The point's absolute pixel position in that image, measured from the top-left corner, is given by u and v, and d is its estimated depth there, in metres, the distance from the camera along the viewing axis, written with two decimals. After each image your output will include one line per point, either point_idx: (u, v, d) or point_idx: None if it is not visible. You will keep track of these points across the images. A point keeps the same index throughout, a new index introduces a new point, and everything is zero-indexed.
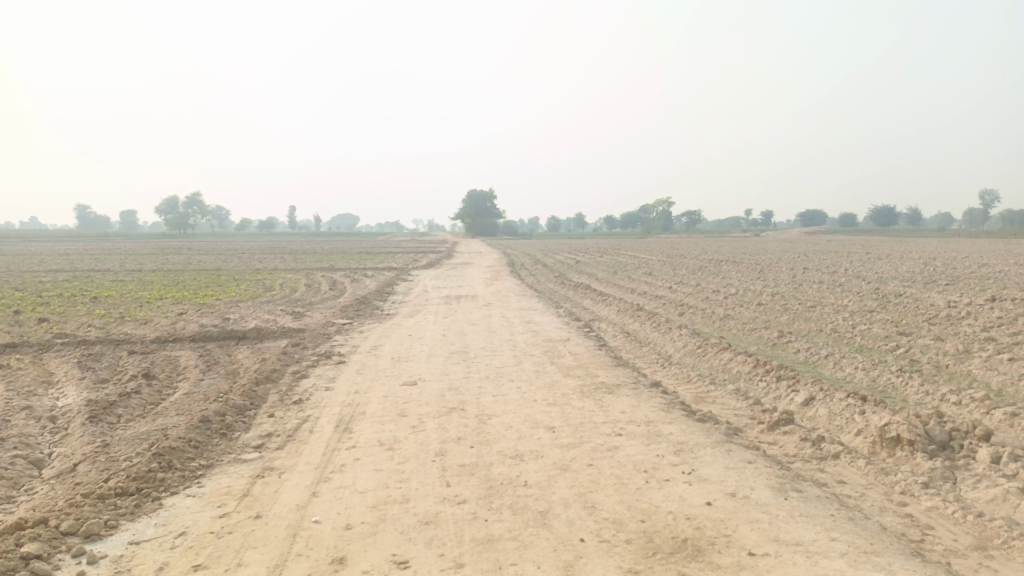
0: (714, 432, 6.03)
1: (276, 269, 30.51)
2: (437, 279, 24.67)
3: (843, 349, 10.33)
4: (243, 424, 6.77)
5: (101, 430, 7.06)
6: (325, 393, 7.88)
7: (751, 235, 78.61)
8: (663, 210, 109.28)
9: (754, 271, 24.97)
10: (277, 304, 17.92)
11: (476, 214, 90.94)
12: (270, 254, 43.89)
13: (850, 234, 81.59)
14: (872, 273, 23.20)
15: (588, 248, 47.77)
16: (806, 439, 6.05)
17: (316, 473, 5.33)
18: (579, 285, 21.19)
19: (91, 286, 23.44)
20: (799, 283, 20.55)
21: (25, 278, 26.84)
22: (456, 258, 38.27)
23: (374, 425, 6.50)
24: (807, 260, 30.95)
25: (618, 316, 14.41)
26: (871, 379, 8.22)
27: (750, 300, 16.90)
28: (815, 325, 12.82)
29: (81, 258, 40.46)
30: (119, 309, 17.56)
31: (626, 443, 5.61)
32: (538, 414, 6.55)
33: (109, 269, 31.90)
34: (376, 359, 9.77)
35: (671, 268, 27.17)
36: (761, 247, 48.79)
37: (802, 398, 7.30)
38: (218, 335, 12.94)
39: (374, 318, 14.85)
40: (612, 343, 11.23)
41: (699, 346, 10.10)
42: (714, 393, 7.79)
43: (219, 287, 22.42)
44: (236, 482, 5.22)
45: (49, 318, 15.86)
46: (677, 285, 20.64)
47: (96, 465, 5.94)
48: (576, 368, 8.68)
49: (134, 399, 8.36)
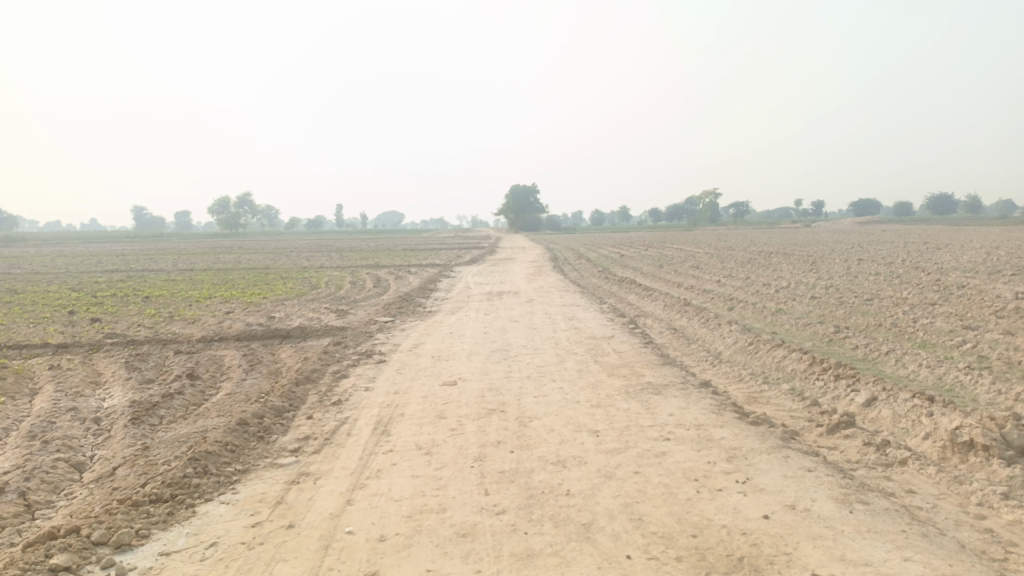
0: (770, 436, 5.67)
1: (322, 267, 30.76)
2: (481, 275, 24.54)
3: (905, 345, 9.79)
4: (281, 427, 6.67)
5: (142, 433, 7.04)
6: (364, 394, 7.74)
7: (801, 226, 76.69)
8: (709, 202, 107.49)
9: (806, 264, 24.19)
10: (321, 302, 17.97)
11: (520, 209, 90.76)
12: (317, 251, 44.41)
13: (905, 223, 79.02)
14: (932, 263, 22.24)
15: (633, 242, 47.12)
16: (870, 444, 5.65)
17: (351, 479, 5.16)
18: (624, 279, 20.80)
19: (144, 286, 23.96)
20: (854, 275, 19.79)
21: (82, 278, 27.62)
22: (500, 253, 38.05)
23: (412, 428, 6.32)
24: (862, 251, 29.95)
25: (665, 312, 14.01)
26: (937, 377, 7.72)
27: (804, 293, 16.26)
28: (873, 319, 12.23)
29: (137, 258, 41.65)
30: (169, 308, 17.86)
31: (675, 448, 5.31)
32: (582, 416, 6.28)
33: (163, 268, 32.67)
34: (416, 358, 9.62)
35: (718, 262, 26.52)
36: (812, 238, 47.41)
37: (863, 399, 6.88)
38: (262, 334, 12.98)
39: (416, 316, 14.73)
40: (658, 340, 10.88)
41: (751, 343, 9.68)
42: (768, 394, 7.41)
43: (266, 286, 22.68)
44: (271, 489, 5.08)
45: (101, 318, 16.18)
46: (726, 279, 20.09)
47: (135, 469, 5.90)
48: (621, 367, 8.37)
49: (177, 400, 8.36)
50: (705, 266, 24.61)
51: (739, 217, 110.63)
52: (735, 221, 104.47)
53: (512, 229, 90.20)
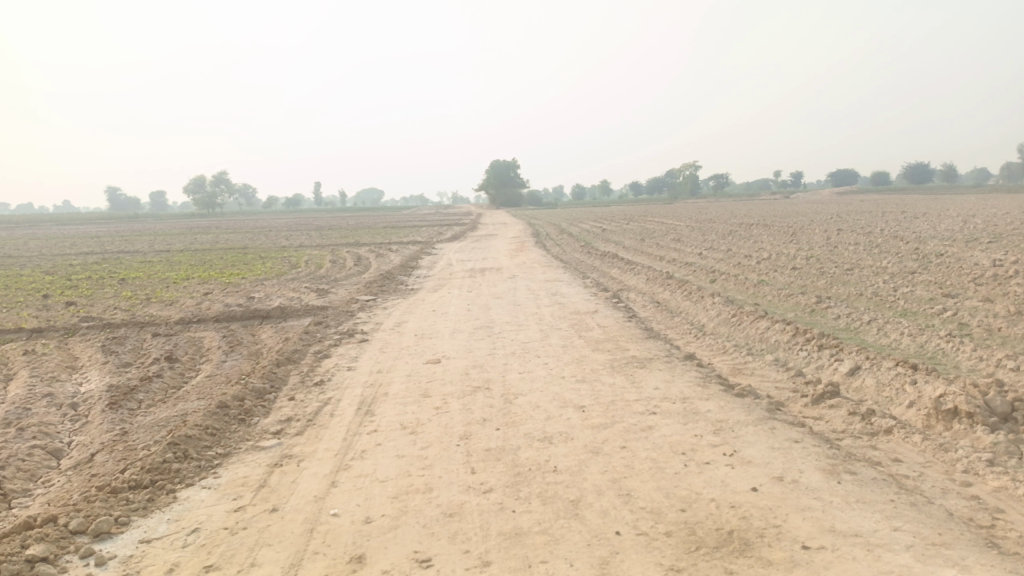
0: (756, 408, 5.66)
1: (302, 246, 30.42)
2: (463, 251, 24.40)
3: (886, 314, 9.84)
4: (262, 409, 6.56)
5: (120, 417, 6.91)
6: (347, 374, 7.64)
7: (781, 198, 77.10)
8: (689, 174, 107.60)
9: (786, 235, 24.26)
10: (301, 282, 17.77)
11: (500, 185, 90.25)
12: (297, 231, 43.93)
13: (883, 193, 79.58)
14: (910, 232, 22.41)
15: (615, 215, 47.15)
16: (855, 413, 5.66)
17: (335, 461, 5.08)
18: (606, 253, 20.76)
19: (120, 268, 23.57)
20: (834, 245, 19.89)
21: (57, 261, 27.12)
22: (482, 229, 37.84)
23: (396, 407, 6.24)
24: (842, 221, 30.09)
25: (647, 285, 13.98)
26: (919, 345, 7.76)
27: (785, 264, 16.30)
28: (855, 289, 12.29)
29: (112, 240, 40.97)
30: (146, 290, 17.58)
31: (662, 422, 5.28)
32: (567, 392, 6.23)
33: (138, 249, 32.13)
34: (399, 336, 9.52)
35: (699, 234, 26.57)
36: (793, 208, 47.61)
37: (847, 368, 6.90)
38: (242, 315, 12.80)
39: (398, 294, 14.59)
40: (642, 313, 10.86)
41: (734, 315, 9.68)
42: (753, 365, 7.41)
43: (245, 266, 22.39)
44: (253, 472, 4.99)
45: (76, 302, 15.87)
46: (708, 251, 20.10)
47: (114, 455, 5.77)
48: (605, 342, 8.33)
49: (155, 383, 8.21)
50: (687, 239, 24.62)
51: (719, 189, 110.85)
52: (716, 194, 104.68)
53: (493, 204, 89.76)
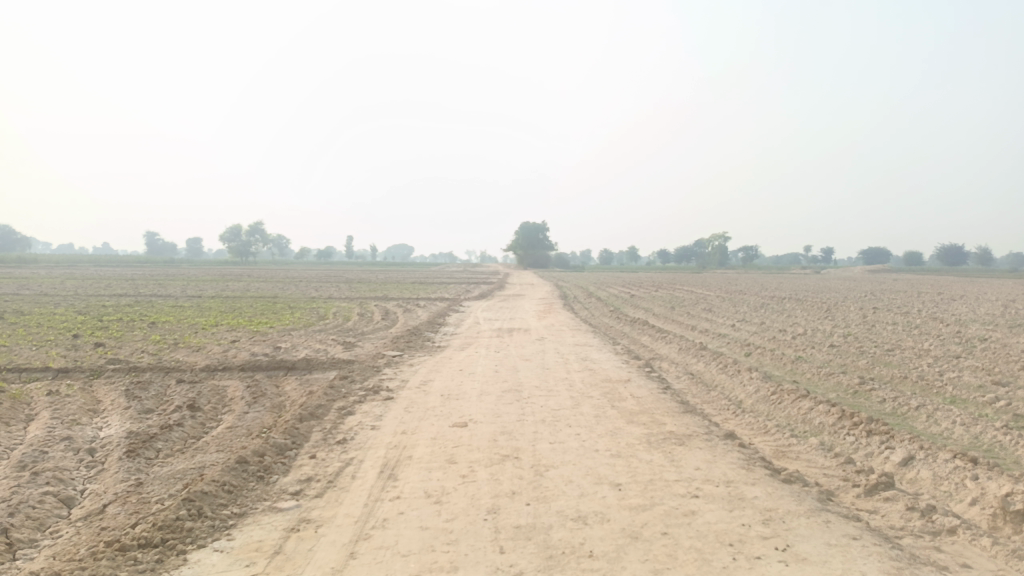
0: (805, 497, 5.28)
1: (330, 297, 30.59)
2: (491, 311, 24.29)
3: (934, 400, 9.37)
4: (282, 466, 6.30)
5: (137, 467, 6.70)
6: (371, 433, 7.38)
7: (812, 273, 76.42)
8: (719, 245, 107.42)
9: (821, 310, 23.77)
10: (329, 334, 17.68)
11: (530, 246, 90.80)
12: (326, 282, 44.36)
13: (916, 273, 78.48)
14: (950, 315, 21.82)
15: (642, 282, 46.94)
16: (914, 508, 5.25)
17: (355, 529, 4.79)
18: (637, 320, 20.45)
19: (151, 311, 23.74)
20: (871, 324, 19.40)
21: (90, 301, 27.44)
22: (509, 289, 37.74)
23: (421, 473, 5.95)
24: (878, 299, 29.53)
25: (680, 356, 13.60)
26: (974, 436, 7.30)
27: (822, 341, 15.85)
28: (898, 371, 11.81)
29: (146, 283, 41.66)
30: (174, 335, 17.58)
31: (705, 507, 4.93)
32: (602, 467, 5.90)
33: (170, 294, 32.44)
34: (425, 395, 9.24)
35: (731, 306, 26.21)
36: (823, 285, 47.06)
37: (899, 458, 6.49)
38: (267, 365, 12.65)
39: (425, 351, 14.37)
40: (676, 385, 10.50)
41: (774, 393, 9.28)
42: (797, 449, 7.01)
43: (274, 315, 22.44)
44: (268, 536, 4.71)
45: (104, 343, 15.89)
46: (741, 323, 19.68)
47: (126, 508, 5.54)
48: (640, 414, 7.97)
49: (176, 432, 8.02)
50: (719, 310, 24.26)
51: (748, 261, 110.20)
52: (745, 265, 104.16)
53: (521, 265, 90.04)
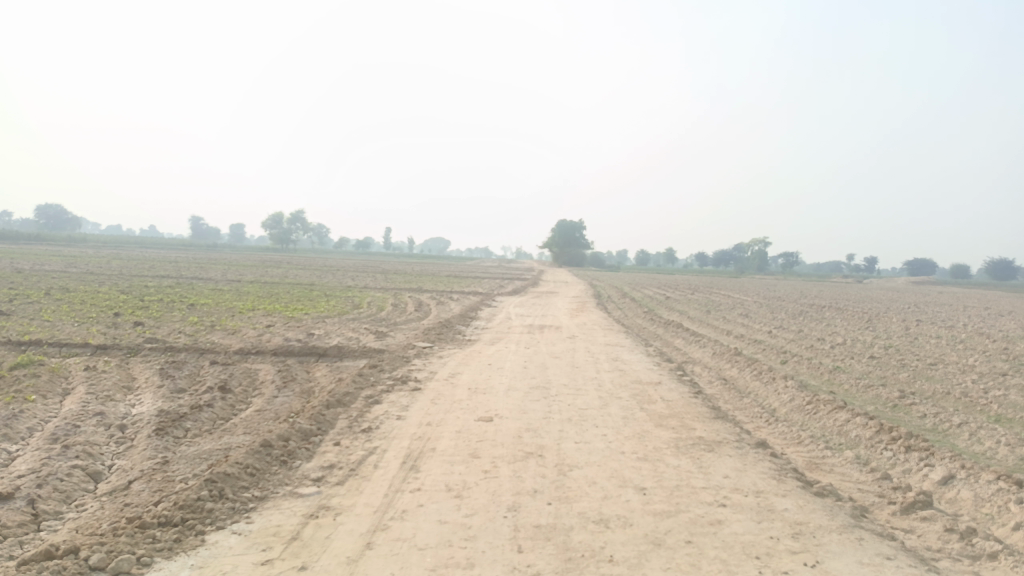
0: (838, 512, 5.10)
1: (366, 287, 30.82)
2: (524, 307, 24.24)
3: (977, 418, 9.01)
4: (306, 452, 6.29)
5: (164, 445, 6.76)
6: (396, 423, 7.34)
7: (854, 282, 74.81)
8: (758, 250, 105.76)
9: (861, 321, 23.19)
10: (362, 323, 17.79)
11: (566, 244, 90.44)
12: (363, 272, 44.78)
13: (962, 287, 76.30)
14: (997, 331, 21.12)
15: (678, 285, 46.39)
16: (952, 530, 5.03)
17: (374, 519, 4.74)
18: (671, 322, 20.19)
19: (191, 293, 24.18)
20: (914, 337, 18.85)
21: (134, 281, 28.08)
22: (544, 286, 37.63)
23: (443, 466, 5.88)
24: (922, 312, 28.72)
25: (713, 361, 13.36)
26: (1019, 458, 6.99)
27: (862, 352, 15.44)
28: (941, 386, 11.41)
29: (187, 266, 42.52)
30: (211, 317, 17.85)
31: (732, 517, 4.78)
32: (627, 470, 5.77)
33: (210, 277, 33.02)
34: (452, 388, 9.19)
35: (768, 312, 25.74)
36: (864, 295, 45.95)
37: (939, 476, 6.24)
38: (299, 351, 12.74)
39: (455, 344, 14.33)
40: (708, 390, 10.29)
41: (810, 402, 9.03)
42: (831, 462, 6.80)
43: (310, 302, 22.69)
44: (286, 522, 4.69)
45: (143, 322, 16.20)
46: (777, 330, 19.30)
47: (151, 485, 5.58)
48: (669, 418, 7.81)
49: (205, 412, 8.09)
50: (756, 316, 23.83)
51: (789, 268, 108.21)
52: (785, 272, 102.44)
53: (556, 263, 89.74)
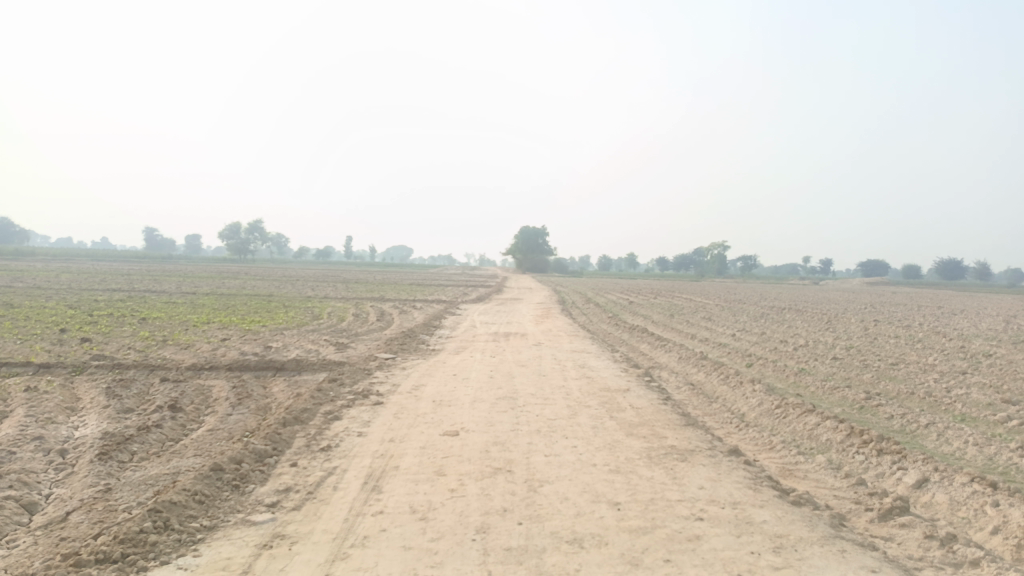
0: (817, 522, 4.94)
1: (326, 297, 30.30)
2: (488, 314, 23.99)
3: (943, 418, 9.00)
4: (260, 474, 5.93)
5: (107, 471, 6.33)
6: (357, 440, 7.01)
7: (810, 284, 76.14)
8: (717, 254, 107.21)
9: (821, 322, 23.45)
10: (321, 334, 17.35)
11: (529, 250, 90.46)
12: (323, 281, 44.02)
13: (913, 287, 78.28)
14: (953, 329, 21.52)
15: (640, 289, 46.57)
16: (933, 537, 4.91)
17: (332, 547, 4.43)
18: (635, 327, 20.13)
19: (143, 307, 23.38)
20: (873, 337, 19.08)
21: (83, 296, 27.07)
22: (507, 293, 37.37)
23: (407, 486, 5.58)
24: (879, 312, 29.22)
25: (680, 365, 13.27)
26: (988, 458, 6.95)
27: (825, 353, 15.52)
28: (905, 386, 11.44)
29: (142, 278, 41.33)
30: (164, 331, 17.20)
31: (710, 531, 4.58)
32: (599, 483, 5.55)
33: (164, 290, 32.07)
34: (416, 401, 8.87)
35: (730, 315, 25.88)
36: (822, 296, 46.76)
37: (913, 479, 6.15)
38: (256, 365, 12.28)
39: (418, 354, 13.99)
40: (677, 396, 10.15)
41: (778, 406, 8.94)
42: (804, 467, 6.67)
43: (267, 313, 22.09)
44: (237, 554, 4.35)
45: (92, 339, 15.54)
46: (741, 333, 19.36)
47: (90, 516, 5.17)
48: (639, 426, 7.63)
49: (153, 434, 7.65)
50: (718, 318, 23.95)
51: (747, 270, 109.94)
52: (744, 274, 104.00)
53: (519, 270, 89.70)
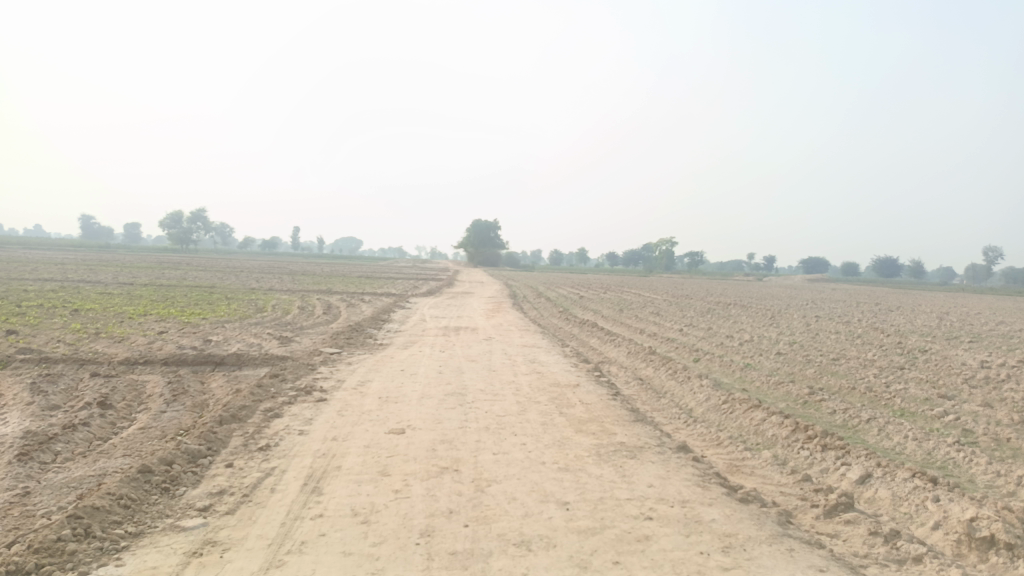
0: (765, 520, 4.91)
1: (271, 289, 29.58)
2: (437, 308, 23.73)
3: (883, 413, 9.18)
4: (192, 476, 5.63)
5: (27, 473, 5.92)
6: (298, 439, 6.75)
7: (755, 280, 77.85)
8: (666, 250, 108.82)
9: (766, 317, 23.89)
10: (265, 327, 16.85)
11: (480, 244, 90.25)
12: (269, 273, 42.97)
13: (852, 284, 80.77)
14: (890, 325, 22.15)
15: (591, 284, 46.80)
16: (877, 533, 4.94)
17: (267, 554, 4.20)
18: (585, 321, 20.16)
19: (77, 298, 22.41)
20: (815, 332, 19.50)
21: (12, 285, 25.82)
22: (457, 286, 37.13)
23: (349, 487, 5.37)
24: (821, 308, 29.95)
25: (629, 360, 13.29)
26: (927, 452, 7.09)
27: (770, 348, 15.76)
28: (846, 381, 11.66)
29: (76, 268, 39.72)
30: (97, 324, 16.47)
31: (659, 531, 4.51)
32: (548, 482, 5.43)
33: (101, 280, 30.81)
34: (361, 398, 8.62)
35: (678, 309, 26.23)
36: (766, 292, 47.80)
37: (857, 475, 6.21)
38: (193, 360, 11.81)
39: (365, 349, 13.66)
40: (626, 391, 10.12)
41: (726, 402, 8.98)
42: (751, 464, 6.68)
43: (209, 306, 21.39)
44: (164, 563, 4.08)
45: (18, 331, 14.75)
46: (688, 328, 19.55)
47: (4, 522, 4.80)
48: (588, 423, 7.54)
49: (80, 433, 7.23)
50: (667, 313, 24.20)
51: (694, 265, 112.06)
52: (691, 270, 105.86)
53: (470, 263, 89.44)
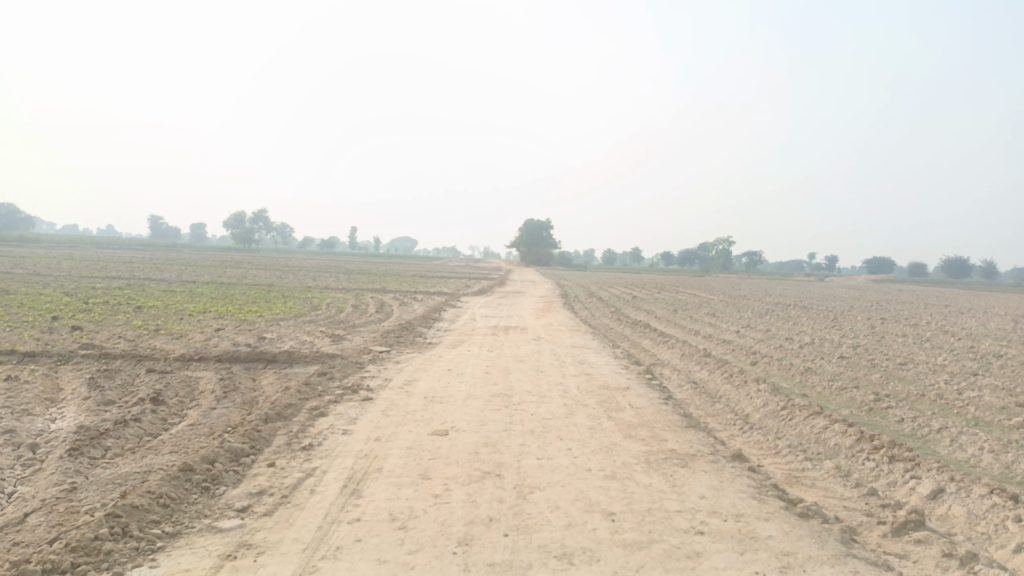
0: (827, 538, 4.58)
1: (327, 287, 30.01)
2: (489, 307, 23.66)
3: (955, 422, 8.62)
4: (233, 476, 5.59)
5: (76, 468, 5.99)
6: (341, 439, 6.67)
7: (815, 281, 75.64)
8: (723, 249, 106.67)
9: (828, 319, 23.04)
10: (318, 325, 17.01)
11: (533, 243, 90.06)
12: (325, 272, 43.69)
13: (920, 285, 77.60)
14: (962, 328, 21.07)
15: (646, 284, 46.16)
16: (951, 555, 4.55)
17: (301, 559, 4.09)
18: (638, 322, 19.78)
19: (141, 295, 23.10)
20: (880, 335, 18.68)
21: (83, 283, 26.84)
22: (510, 286, 37.06)
23: (389, 490, 5.24)
24: (887, 310, 28.78)
25: (683, 362, 12.90)
26: (1005, 466, 6.59)
27: (831, 352, 15.13)
28: (915, 387, 11.05)
29: (143, 266, 41.20)
30: (157, 320, 16.89)
31: (711, 547, 4.23)
32: (594, 491, 5.20)
33: (165, 278, 31.76)
34: (407, 398, 8.52)
35: (735, 310, 25.58)
36: (827, 292, 46.33)
37: (928, 490, 5.79)
38: (246, 357, 11.95)
39: (414, 348, 13.61)
40: (678, 395, 9.79)
41: (784, 408, 8.57)
42: (811, 475, 6.31)
43: (265, 303, 21.76)
44: (197, 566, 4.01)
45: (83, 327, 15.21)
46: (745, 329, 18.96)
47: (50, 518, 4.83)
48: (638, 428, 7.27)
49: (131, 428, 7.32)
50: (723, 314, 23.58)
51: (752, 265, 109.66)
52: (749, 270, 103.67)
53: (523, 262, 89.44)
